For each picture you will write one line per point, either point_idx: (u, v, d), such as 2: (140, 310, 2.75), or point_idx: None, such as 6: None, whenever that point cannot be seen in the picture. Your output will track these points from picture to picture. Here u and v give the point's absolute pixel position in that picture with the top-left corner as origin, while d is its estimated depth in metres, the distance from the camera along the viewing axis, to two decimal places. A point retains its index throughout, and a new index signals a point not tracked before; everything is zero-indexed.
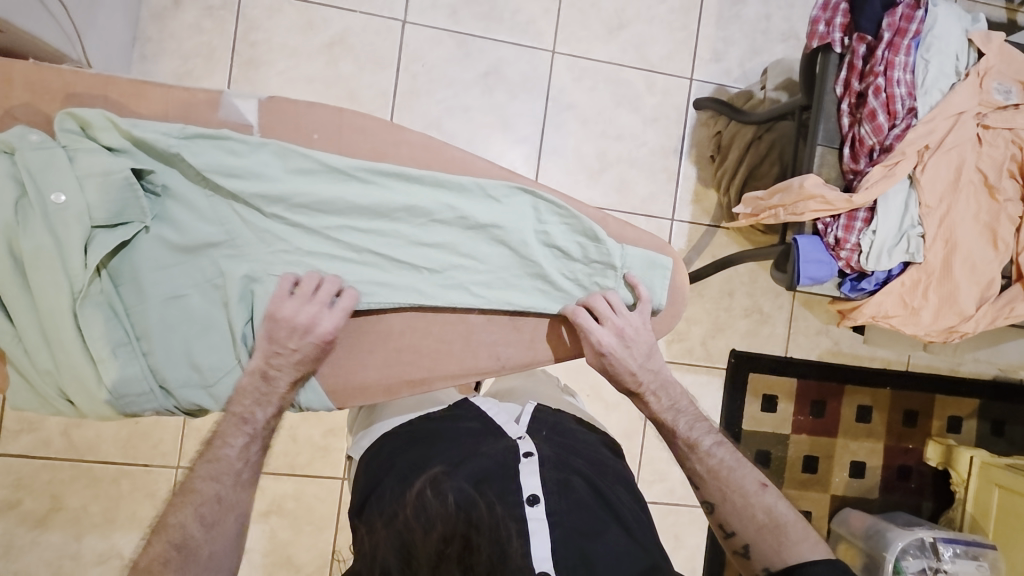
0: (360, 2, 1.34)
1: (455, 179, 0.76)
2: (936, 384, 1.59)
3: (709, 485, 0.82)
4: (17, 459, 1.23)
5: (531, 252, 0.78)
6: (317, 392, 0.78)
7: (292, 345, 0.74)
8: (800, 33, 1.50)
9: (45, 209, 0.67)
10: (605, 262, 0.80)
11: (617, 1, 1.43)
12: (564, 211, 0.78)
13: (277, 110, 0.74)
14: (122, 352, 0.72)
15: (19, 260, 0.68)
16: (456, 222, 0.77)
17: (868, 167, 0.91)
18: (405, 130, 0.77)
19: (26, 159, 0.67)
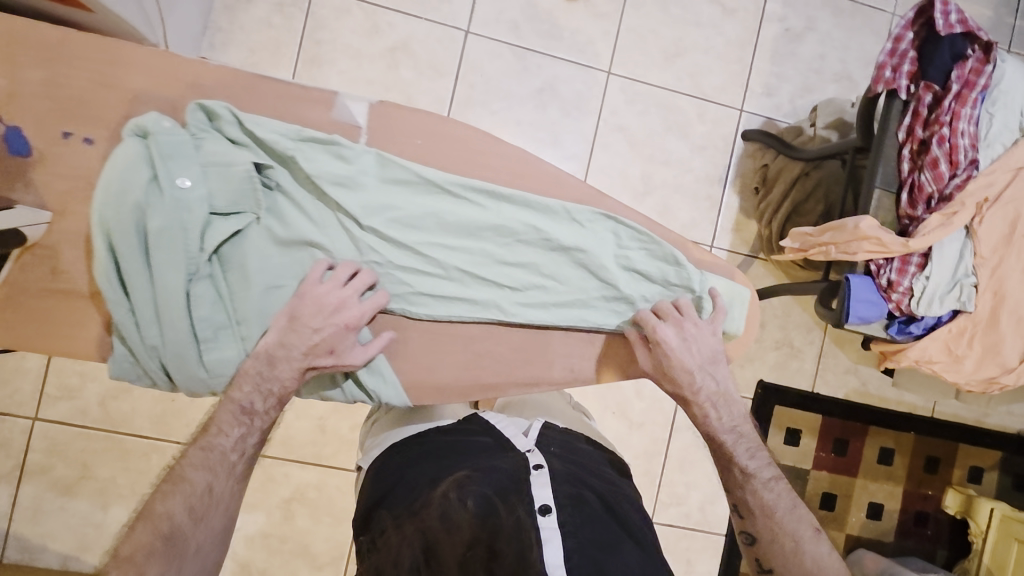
0: (426, 9, 1.36)
1: (549, 202, 0.78)
2: (960, 433, 1.58)
3: (748, 514, 0.86)
4: (53, 425, 1.22)
5: (612, 275, 0.80)
6: (396, 389, 0.79)
7: (314, 325, 0.73)
8: (853, 74, 1.55)
9: (172, 192, 0.68)
10: (683, 286, 0.82)
11: (676, 30, 1.48)
12: (645, 237, 0.81)
13: (383, 116, 0.76)
14: (223, 334, 0.73)
15: (143, 237, 0.68)
16: (540, 243, 0.79)
17: (925, 214, 0.93)
18: (502, 144, 0.78)
19: (160, 143, 0.67)
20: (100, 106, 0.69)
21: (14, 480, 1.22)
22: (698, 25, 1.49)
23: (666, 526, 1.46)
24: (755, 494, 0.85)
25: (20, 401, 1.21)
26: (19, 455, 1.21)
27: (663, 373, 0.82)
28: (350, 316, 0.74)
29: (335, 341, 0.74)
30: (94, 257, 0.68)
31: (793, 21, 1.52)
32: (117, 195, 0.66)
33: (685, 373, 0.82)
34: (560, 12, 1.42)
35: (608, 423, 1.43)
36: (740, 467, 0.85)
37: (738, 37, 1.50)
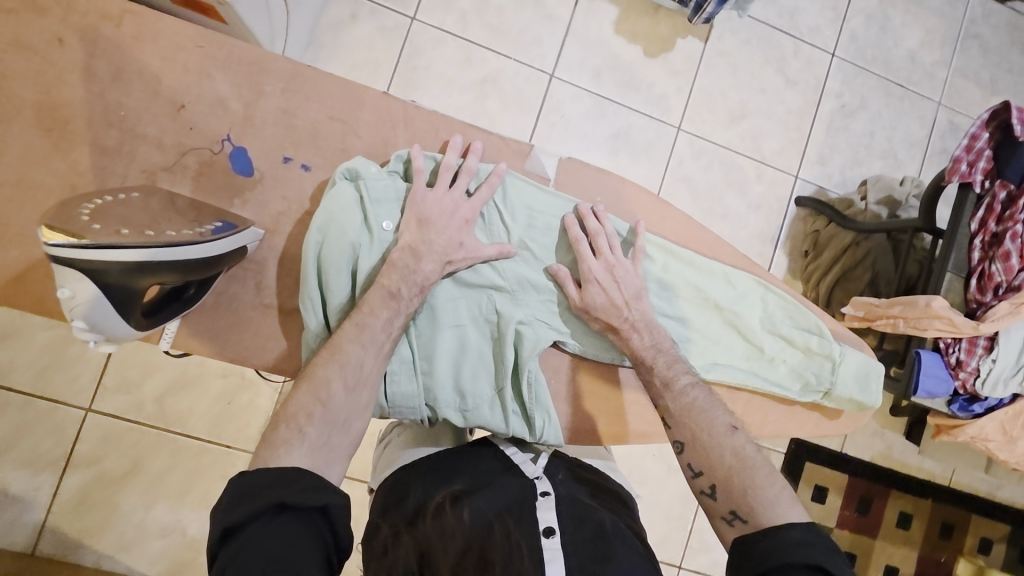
0: (517, 50, 1.42)
1: (711, 264, 0.87)
2: (974, 502, 1.65)
3: (708, 469, 0.73)
4: (106, 417, 1.23)
5: (757, 337, 0.86)
6: (553, 426, 0.83)
7: (439, 228, 0.77)
8: (898, 153, 1.64)
9: (380, 235, 0.77)
10: (825, 354, 0.86)
11: (742, 94, 1.54)
12: (790, 305, 0.88)
13: (570, 170, 0.88)
14: (407, 369, 0.79)
15: (351, 274, 0.77)
16: (697, 300, 0.86)
17: (994, 301, 1.01)
18: (670, 208, 0.89)
19: (370, 187, 0.77)
20: (325, 137, 0.80)
21: (60, 468, 1.21)
22: (762, 92, 1.55)
23: (694, 572, 1.48)
24: (708, 446, 0.74)
25: (79, 389, 1.22)
26: (69, 443, 1.22)
27: (590, 306, 0.82)
28: (468, 212, 0.79)
29: (463, 236, 0.79)
30: (305, 294, 0.75)
31: (848, 99, 1.61)
32: (334, 235, 0.75)
33: (614, 303, 0.82)
34: (639, 66, 1.49)
35: (649, 465, 1.44)
36: (702, 426, 0.75)
37: (797, 108, 1.58)
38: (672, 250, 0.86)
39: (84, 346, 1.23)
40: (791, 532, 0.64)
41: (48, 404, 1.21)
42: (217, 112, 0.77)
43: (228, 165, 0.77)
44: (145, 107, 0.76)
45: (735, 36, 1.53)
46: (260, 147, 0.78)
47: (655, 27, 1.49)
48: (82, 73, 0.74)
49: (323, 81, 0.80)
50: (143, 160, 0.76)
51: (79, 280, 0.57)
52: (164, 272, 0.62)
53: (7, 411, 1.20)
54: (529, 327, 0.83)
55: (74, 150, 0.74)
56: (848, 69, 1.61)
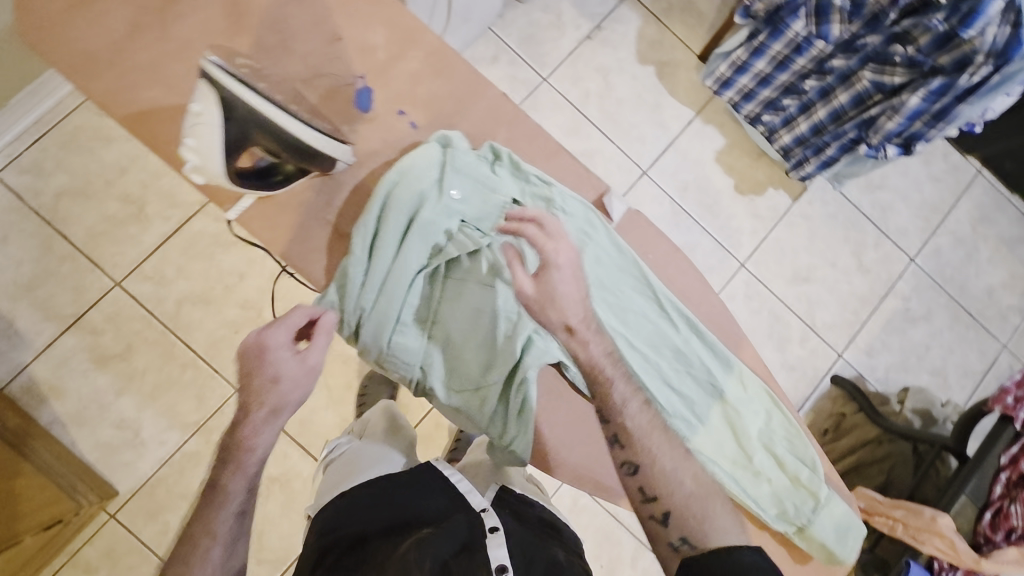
0: (621, 139, 1.53)
1: (734, 358, 0.84)
2: None
3: (664, 494, 0.71)
4: (128, 298, 1.29)
5: (753, 448, 0.82)
6: (525, 438, 0.82)
7: (268, 374, 0.75)
8: (948, 375, 1.61)
9: (446, 201, 0.79)
10: (810, 490, 0.83)
11: (811, 259, 1.58)
12: (795, 432, 0.84)
13: (632, 222, 0.90)
14: (416, 326, 0.80)
15: (408, 222, 0.79)
16: (709, 387, 0.82)
17: (1003, 542, 0.96)
18: (712, 294, 0.89)
19: (455, 157, 0.80)
20: (440, 109, 0.85)
21: (64, 325, 1.27)
22: (832, 265, 1.58)
23: None
24: (656, 474, 0.72)
25: (119, 264, 1.30)
26: (85, 306, 1.28)
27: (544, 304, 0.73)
28: (313, 357, 0.76)
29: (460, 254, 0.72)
30: (363, 219, 0.78)
31: (914, 305, 1.61)
32: (410, 179, 0.78)
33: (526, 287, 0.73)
34: (725, 196, 1.56)
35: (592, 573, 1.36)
36: (659, 453, 0.73)
37: (861, 293, 1.59)
38: (704, 331, 0.83)
39: (144, 228, 1.31)
40: (744, 554, 0.64)
41: (86, 265, 1.29)
42: (362, 55, 0.82)
43: (352, 98, 0.82)
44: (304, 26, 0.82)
45: (824, 206, 1.59)
46: (380, 95, 0.83)
47: (752, 169, 1.57)
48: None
49: (461, 69, 0.86)
50: (281, 64, 0.80)
51: (213, 100, 0.68)
52: (268, 134, 0.70)
53: (51, 256, 1.28)
54: (541, 340, 0.80)
55: (240, 34, 0.78)
56: (923, 277, 1.63)
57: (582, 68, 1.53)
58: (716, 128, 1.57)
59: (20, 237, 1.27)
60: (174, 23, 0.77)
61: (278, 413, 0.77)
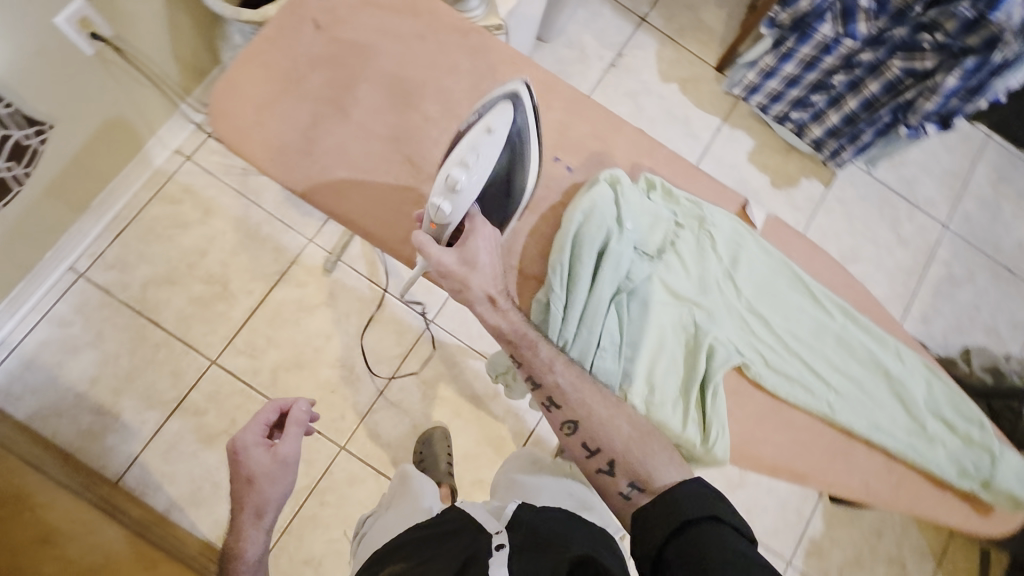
0: None
1: (889, 336, 0.90)
2: None
3: (601, 441, 0.77)
4: (225, 374, 1.32)
5: (924, 415, 0.89)
6: (727, 439, 0.82)
7: (246, 476, 0.76)
8: (1002, 331, 1.68)
9: (626, 233, 0.82)
10: (984, 446, 0.88)
11: (855, 241, 1.66)
12: (957, 396, 0.90)
13: (772, 227, 0.94)
14: (612, 353, 0.82)
15: (595, 258, 0.82)
16: (875, 367, 0.89)
17: None
18: (854, 281, 0.94)
19: (625, 190, 0.84)
20: (587, 149, 0.89)
21: (167, 410, 1.29)
22: (874, 243, 1.66)
23: None
24: (588, 425, 0.77)
25: (212, 343, 1.33)
26: (185, 388, 1.30)
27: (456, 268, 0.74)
28: (284, 450, 0.76)
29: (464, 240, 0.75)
30: (555, 258, 0.81)
31: (957, 270, 1.69)
32: (596, 217, 0.81)
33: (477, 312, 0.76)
34: (765, 194, 1.64)
35: None
36: (591, 406, 0.78)
37: (906, 266, 1.67)
38: (859, 317, 0.90)
39: (231, 305, 1.35)
40: (682, 488, 0.69)
41: (181, 348, 1.32)
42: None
43: None
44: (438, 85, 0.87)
45: (856, 189, 1.68)
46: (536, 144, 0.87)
47: (785, 165, 1.66)
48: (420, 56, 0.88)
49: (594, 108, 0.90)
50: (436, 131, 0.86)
51: (505, 125, 0.74)
52: (519, 171, 0.78)
53: (147, 344, 1.31)
54: (722, 346, 0.85)
55: (408, 112, 0.86)
56: (959, 242, 1.71)
57: (612, 95, 1.63)
58: (745, 132, 1.66)
59: (114, 330, 1.30)
60: (351, 109, 0.85)
61: (263, 514, 0.75)
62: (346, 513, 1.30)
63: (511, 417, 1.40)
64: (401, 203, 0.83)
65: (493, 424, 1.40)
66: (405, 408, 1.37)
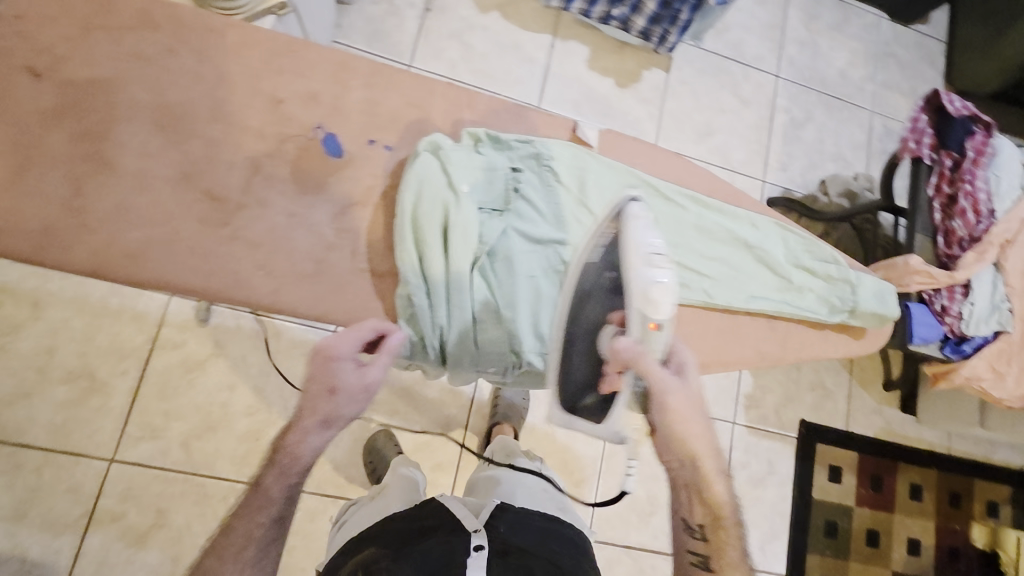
0: (503, 88, 1.56)
1: (738, 209, 0.96)
2: (974, 468, 1.71)
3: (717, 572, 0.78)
4: (131, 467, 1.20)
5: (789, 271, 0.95)
6: (626, 362, 0.86)
7: (309, 377, 0.75)
8: (846, 155, 1.84)
9: (463, 197, 0.82)
10: (844, 278, 0.97)
11: (705, 115, 1.72)
12: (811, 243, 0.98)
13: (609, 140, 0.97)
14: (493, 320, 0.82)
15: (442, 231, 0.82)
16: (735, 241, 0.94)
17: (961, 252, 1.14)
18: (696, 166, 0.99)
19: (450, 155, 0.84)
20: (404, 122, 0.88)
21: (81, 528, 1.16)
22: (722, 112, 1.74)
23: None
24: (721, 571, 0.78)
25: (102, 441, 1.19)
26: (91, 500, 1.17)
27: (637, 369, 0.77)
28: (370, 372, 0.75)
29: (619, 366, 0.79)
30: (404, 249, 0.81)
31: (796, 112, 1.82)
32: (428, 194, 0.82)
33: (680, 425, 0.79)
34: (614, 97, 1.65)
35: None
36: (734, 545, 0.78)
37: (754, 123, 1.77)
38: (705, 199, 0.94)
39: (107, 395, 1.21)
40: None
41: (68, 459, 1.17)
42: (310, 105, 0.85)
43: (321, 149, 0.84)
44: (244, 102, 0.83)
45: (692, 66, 1.73)
46: (346, 132, 0.86)
47: (623, 62, 1.67)
48: (188, 76, 0.82)
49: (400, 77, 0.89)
50: (248, 148, 0.82)
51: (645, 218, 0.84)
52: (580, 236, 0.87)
53: (27, 471, 1.16)
54: (594, 274, 0.86)
55: (188, 142, 0.80)
56: (792, 87, 1.83)
57: (437, 41, 1.53)
58: (577, 41, 1.65)
59: None
60: (118, 157, 0.78)
61: (330, 424, 0.75)
62: (318, 549, 1.26)
63: (447, 394, 1.38)
64: (215, 242, 0.79)
65: (431, 407, 1.38)
66: (338, 427, 1.31)
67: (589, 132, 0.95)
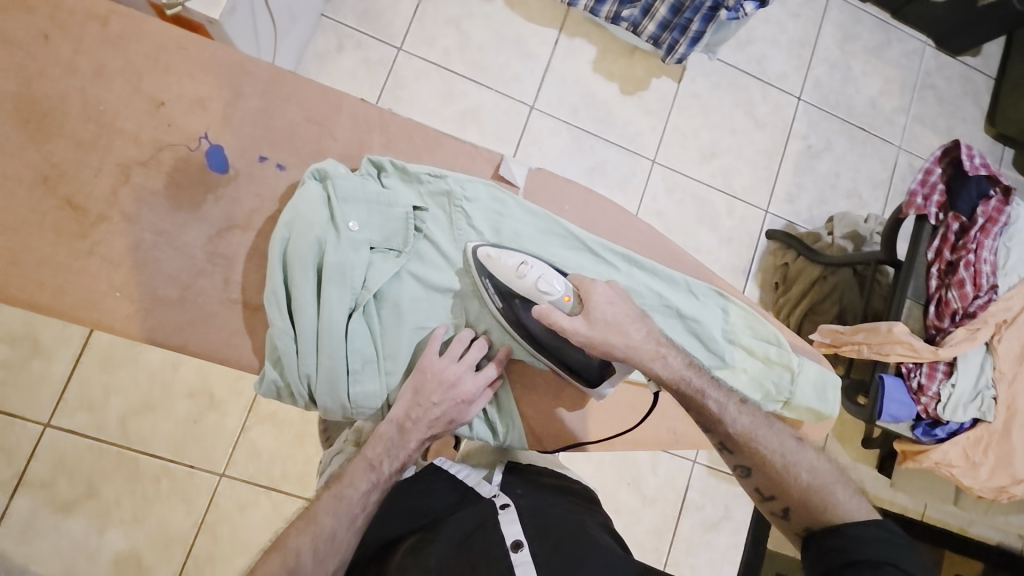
0: (497, 83, 1.47)
1: (673, 273, 0.90)
2: (946, 539, 1.62)
3: (780, 492, 0.79)
4: (65, 435, 1.18)
5: (721, 348, 0.89)
6: (518, 431, 0.90)
7: (434, 399, 0.82)
8: (862, 193, 1.72)
9: (345, 234, 0.81)
10: (785, 364, 0.89)
11: (713, 133, 1.61)
12: (754, 320, 0.90)
13: (540, 179, 0.95)
14: (370, 369, 0.82)
15: (316, 270, 0.81)
16: (661, 309, 0.89)
17: (952, 326, 1.03)
18: (637, 220, 0.96)
19: (337, 185, 0.82)
20: (301, 140, 0.88)
21: (9, 490, 1.16)
22: (732, 132, 1.63)
23: None
24: (795, 495, 0.77)
25: (39, 407, 1.18)
26: (23, 464, 1.17)
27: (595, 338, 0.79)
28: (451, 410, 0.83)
29: (453, 413, 0.84)
30: (270, 287, 0.79)
31: (814, 140, 1.69)
32: (300, 229, 0.80)
33: (609, 353, 0.79)
34: (615, 104, 1.55)
35: (623, 495, 1.44)
36: (767, 450, 0.80)
37: (766, 148, 1.65)
38: (639, 259, 0.89)
39: (48, 360, 1.20)
40: (854, 528, 0.70)
41: (4, 420, 1.17)
42: (196, 112, 0.85)
43: (205, 162, 0.83)
44: (125, 103, 0.83)
45: (706, 79, 1.61)
46: (237, 146, 0.86)
47: (631, 68, 1.57)
48: (63, 68, 0.82)
49: (301, 87, 0.88)
50: (118, 154, 0.82)
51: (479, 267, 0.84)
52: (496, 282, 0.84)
53: None
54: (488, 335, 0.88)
55: (50, 141, 0.81)
56: (812, 112, 1.70)
57: (433, 25, 1.44)
58: (584, 39, 1.54)
59: None
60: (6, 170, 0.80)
61: (379, 464, 0.81)
62: (241, 540, 1.22)
63: None
64: (72, 256, 0.80)
65: None
66: (279, 420, 1.27)
67: (518, 172, 0.94)
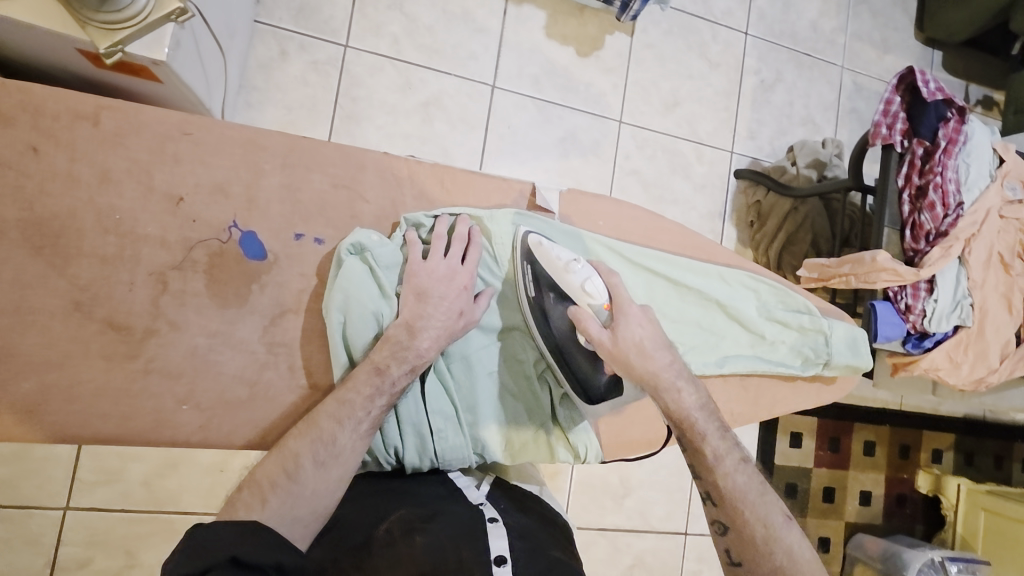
0: (454, 65, 1.41)
1: (706, 267, 1.05)
2: (922, 421, 1.81)
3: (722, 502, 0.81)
4: (90, 513, 1.14)
5: (758, 326, 1.03)
6: (592, 444, 1.01)
7: (438, 294, 0.87)
8: (815, 118, 1.78)
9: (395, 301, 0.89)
10: (817, 329, 1.04)
11: (673, 82, 1.62)
12: (783, 294, 1.05)
13: (573, 200, 1.04)
14: (458, 423, 0.91)
15: (376, 334, 0.88)
16: (701, 299, 1.03)
17: (927, 247, 1.12)
18: (665, 221, 1.06)
19: (377, 255, 0.89)
20: (333, 208, 0.91)
21: None
22: (690, 78, 1.63)
23: (697, 534, 1.57)
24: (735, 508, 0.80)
25: (55, 491, 1.13)
26: (53, 551, 1.13)
27: (618, 345, 0.86)
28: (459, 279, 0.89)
29: (462, 305, 0.89)
30: (337, 366, 0.87)
31: (766, 74, 1.73)
32: (354, 310, 0.87)
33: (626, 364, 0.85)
34: (575, 68, 1.52)
35: None
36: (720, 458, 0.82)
37: (723, 89, 1.67)
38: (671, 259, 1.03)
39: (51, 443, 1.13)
40: None
41: (19, 512, 1.11)
42: (219, 200, 0.86)
43: (241, 252, 0.87)
44: (142, 208, 0.82)
45: (658, 27, 1.60)
46: (268, 229, 0.88)
47: (583, 27, 1.53)
48: (63, 180, 0.79)
49: (321, 151, 0.91)
50: (149, 260, 0.83)
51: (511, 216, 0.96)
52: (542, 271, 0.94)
53: None
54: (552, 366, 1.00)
55: (73, 265, 0.80)
56: (760, 45, 1.72)
57: (375, 13, 1.35)
58: (532, 4, 1.48)
59: None
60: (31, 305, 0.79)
61: (387, 366, 0.83)
62: None
63: None
64: (129, 379, 0.83)
65: None
66: None
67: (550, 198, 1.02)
